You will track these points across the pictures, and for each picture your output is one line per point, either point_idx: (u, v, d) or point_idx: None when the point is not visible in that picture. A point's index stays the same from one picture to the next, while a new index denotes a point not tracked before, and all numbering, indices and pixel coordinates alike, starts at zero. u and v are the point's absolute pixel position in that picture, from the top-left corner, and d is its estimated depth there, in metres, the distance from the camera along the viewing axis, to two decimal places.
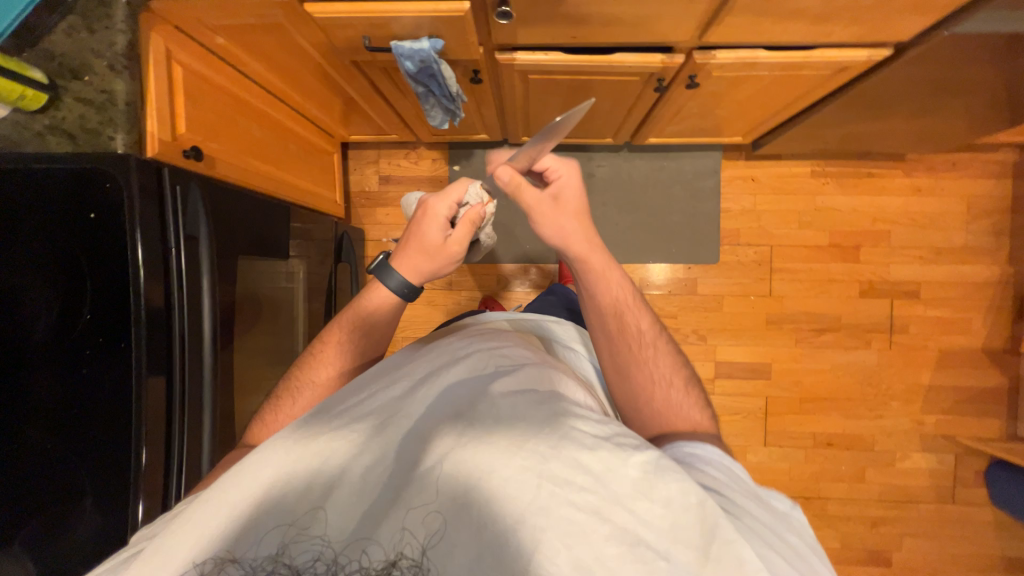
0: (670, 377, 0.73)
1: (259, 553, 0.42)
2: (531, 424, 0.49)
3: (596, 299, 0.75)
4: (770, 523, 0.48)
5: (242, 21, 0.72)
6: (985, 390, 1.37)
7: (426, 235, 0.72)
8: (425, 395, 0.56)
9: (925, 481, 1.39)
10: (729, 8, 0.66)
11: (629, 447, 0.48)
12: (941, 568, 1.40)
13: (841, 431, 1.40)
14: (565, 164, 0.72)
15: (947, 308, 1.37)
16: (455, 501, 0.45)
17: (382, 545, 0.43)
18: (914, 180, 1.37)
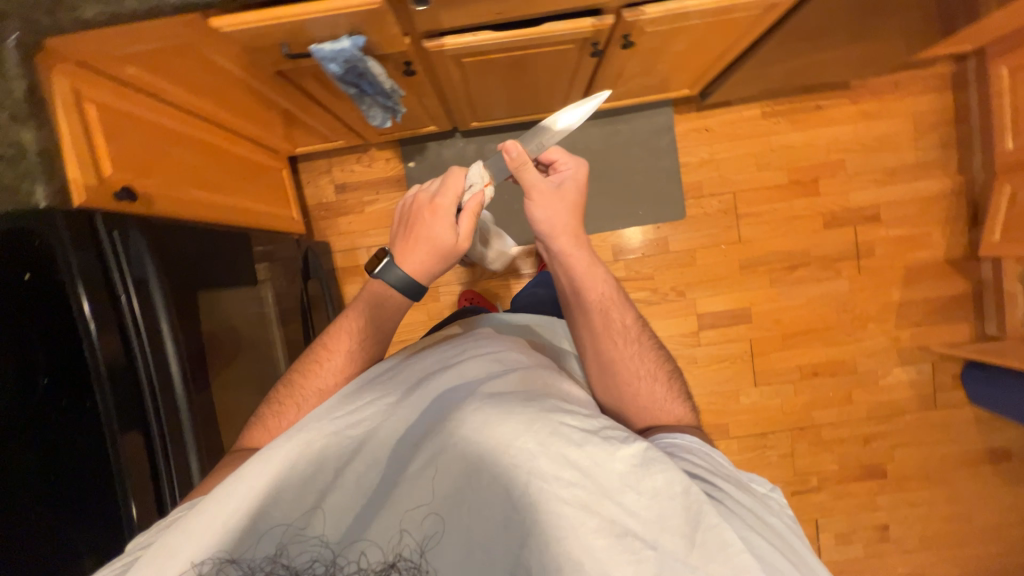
0: (654, 372, 0.86)
1: (262, 553, 0.52)
2: (522, 419, 0.56)
3: (584, 296, 0.85)
4: (753, 508, 0.60)
5: (149, 47, 0.68)
6: (951, 297, 1.43)
7: (435, 235, 0.72)
8: (421, 402, 0.63)
9: (907, 393, 1.46)
10: None
11: (616, 441, 0.57)
12: (933, 470, 1.48)
13: (825, 359, 1.46)
14: (570, 160, 0.83)
15: (907, 225, 1.41)
16: (447, 504, 0.55)
17: (381, 549, 0.53)
18: (860, 106, 1.40)
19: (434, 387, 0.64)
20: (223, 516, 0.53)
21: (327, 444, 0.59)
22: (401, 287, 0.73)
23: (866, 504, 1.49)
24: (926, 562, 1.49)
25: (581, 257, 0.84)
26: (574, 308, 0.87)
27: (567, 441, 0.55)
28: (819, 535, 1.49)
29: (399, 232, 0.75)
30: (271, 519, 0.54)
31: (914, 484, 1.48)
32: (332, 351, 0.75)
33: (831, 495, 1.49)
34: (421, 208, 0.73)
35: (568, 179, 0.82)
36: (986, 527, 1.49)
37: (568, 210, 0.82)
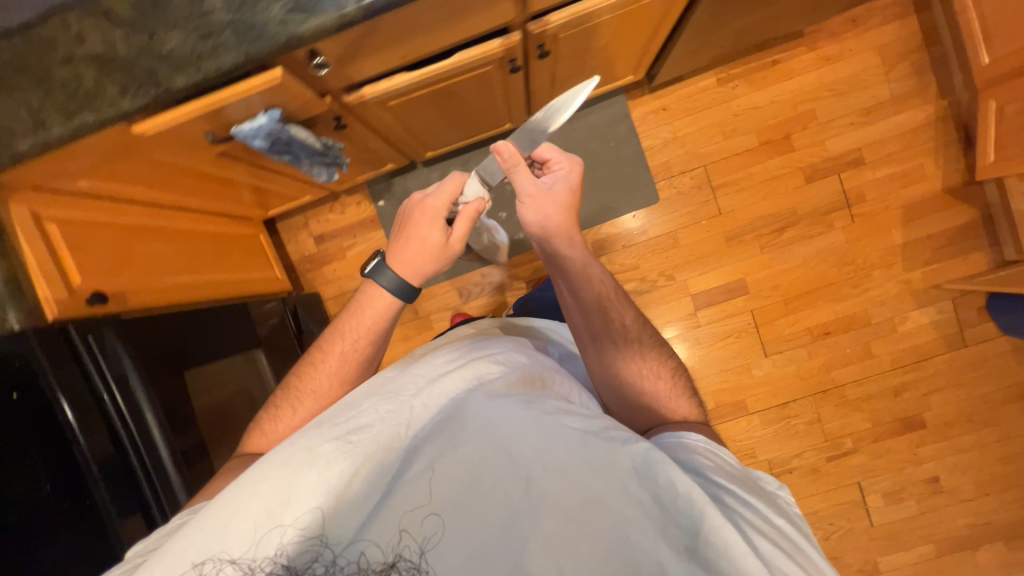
0: (657, 371, 0.84)
1: (257, 554, 0.50)
2: (525, 424, 0.58)
3: (582, 298, 0.84)
4: (763, 505, 0.57)
5: (90, 162, 0.73)
6: (958, 227, 1.35)
7: (427, 237, 0.74)
8: (429, 404, 0.60)
9: (930, 336, 1.38)
10: None
11: (617, 442, 0.57)
12: (977, 411, 1.39)
13: (834, 317, 1.40)
14: (564, 158, 0.78)
15: (895, 163, 1.34)
16: (453, 503, 0.54)
17: (381, 549, 0.52)
18: (820, 52, 1.34)
19: (441, 385, 0.61)
20: (227, 520, 0.51)
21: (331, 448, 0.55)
22: (395, 292, 0.74)
23: (910, 458, 1.41)
24: (989, 510, 1.40)
25: (577, 260, 0.82)
26: (571, 311, 0.86)
27: (569, 443, 0.57)
28: (866, 499, 1.42)
29: (393, 233, 0.77)
30: (265, 518, 0.51)
31: (957, 429, 1.40)
32: (326, 353, 0.77)
33: (870, 455, 1.42)
34: (414, 211, 0.75)
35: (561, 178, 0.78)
36: None
37: (563, 212, 0.79)
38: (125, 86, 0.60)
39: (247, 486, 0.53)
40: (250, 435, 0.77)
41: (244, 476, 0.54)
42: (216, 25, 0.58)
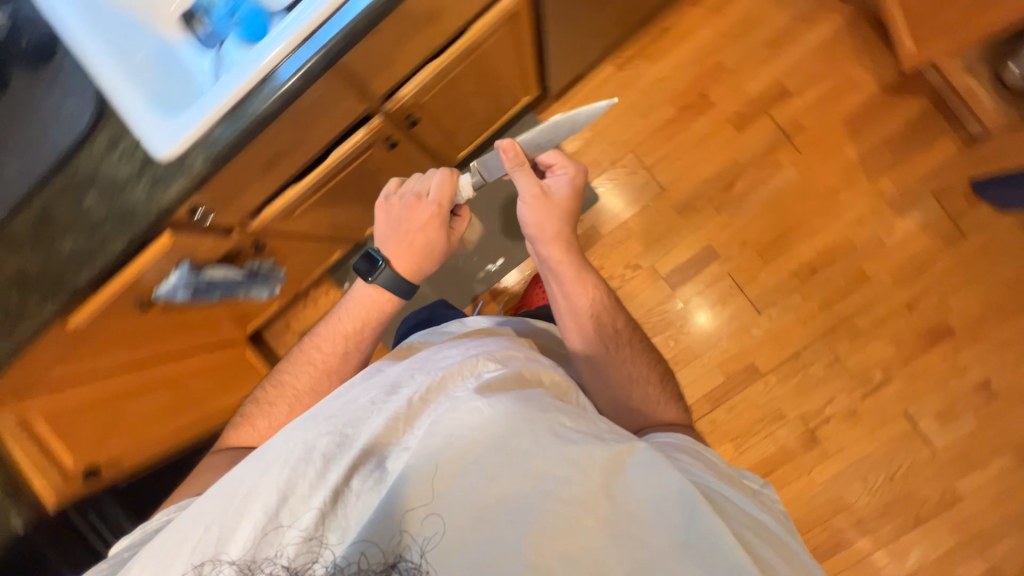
0: (646, 375, 0.83)
1: (255, 550, 0.49)
2: (526, 414, 0.54)
3: (572, 303, 0.83)
4: (744, 498, 0.58)
5: (65, 363, 0.81)
6: (911, 122, 1.29)
7: (430, 241, 0.79)
8: (429, 401, 0.58)
9: (925, 238, 1.30)
10: (356, 74, 0.70)
11: (613, 442, 0.55)
12: (1006, 300, 1.29)
13: (815, 251, 1.34)
14: (568, 164, 0.84)
15: (820, 83, 1.31)
16: (455, 491, 0.49)
17: (380, 548, 0.47)
18: (706, 5, 1.34)
19: (439, 380, 0.60)
20: (234, 525, 0.50)
21: (332, 443, 0.54)
22: (400, 291, 0.80)
23: (951, 370, 1.31)
24: None
25: (569, 266, 0.83)
26: (559, 314, 0.84)
27: (570, 440, 0.53)
28: (918, 426, 1.33)
29: (387, 236, 0.79)
30: (260, 515, 0.50)
31: (991, 323, 1.29)
32: (319, 347, 0.81)
33: (906, 379, 1.32)
34: (410, 215, 0.78)
35: (563, 179, 0.84)
36: None
37: (560, 219, 0.82)
38: (43, 296, 0.67)
39: (248, 485, 0.52)
40: (239, 432, 0.78)
41: (244, 473, 0.54)
42: (96, 221, 0.66)
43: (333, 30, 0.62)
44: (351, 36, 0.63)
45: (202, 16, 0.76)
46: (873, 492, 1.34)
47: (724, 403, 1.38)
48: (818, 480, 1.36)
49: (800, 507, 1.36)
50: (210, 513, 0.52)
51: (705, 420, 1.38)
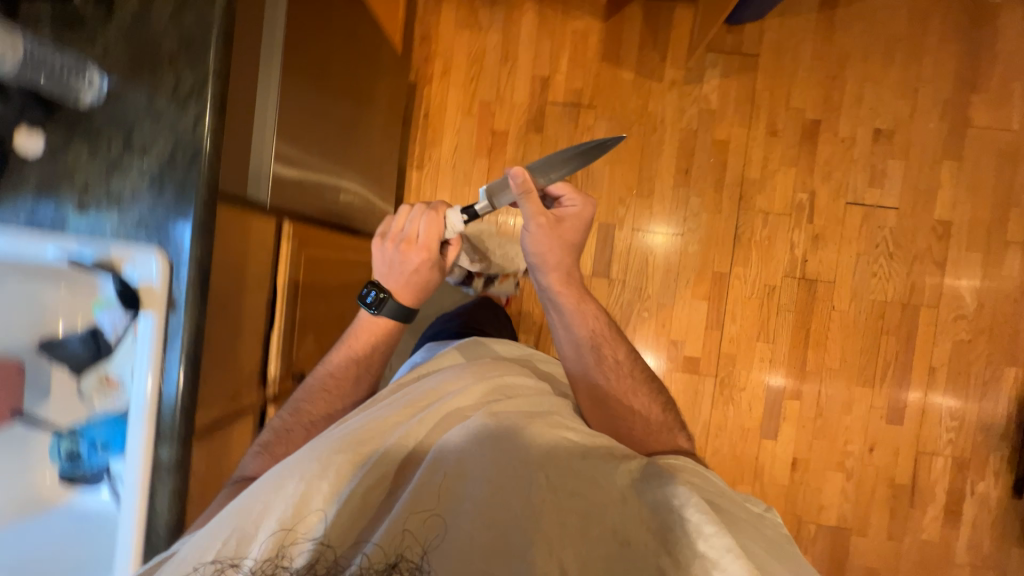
0: (647, 406, 0.82)
1: (265, 551, 0.47)
2: (532, 430, 0.58)
3: (573, 334, 0.82)
4: (749, 518, 0.58)
5: None
6: (644, 20, 1.40)
7: (425, 281, 0.75)
8: (446, 421, 0.61)
9: (733, 82, 1.39)
10: (218, 415, 0.72)
11: (612, 459, 0.58)
12: (829, 66, 1.37)
13: (673, 158, 1.41)
14: (578, 197, 0.78)
15: (561, 50, 1.42)
16: (465, 480, 0.51)
17: (381, 547, 0.46)
18: (435, 74, 1.44)
19: (454, 405, 0.63)
20: (248, 532, 0.48)
21: (348, 449, 0.55)
22: (399, 316, 0.77)
23: (846, 145, 1.37)
24: (931, 93, 1.36)
25: (568, 296, 0.81)
26: (561, 344, 0.83)
27: (572, 453, 0.57)
28: (866, 203, 1.38)
29: (386, 276, 0.75)
30: (275, 522, 0.48)
31: (836, 91, 1.37)
32: (335, 368, 0.78)
33: (823, 181, 1.38)
34: (404, 256, 0.73)
35: (571, 213, 0.77)
36: (909, 20, 1.35)
37: (563, 249, 0.78)
38: None
39: (263, 499, 0.50)
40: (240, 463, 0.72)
41: (259, 486, 0.52)
42: None
43: (167, 420, 0.62)
44: (187, 411, 0.62)
45: (76, 468, 0.75)
46: (890, 277, 1.38)
47: (725, 319, 1.41)
48: (842, 306, 1.39)
49: (857, 339, 1.39)
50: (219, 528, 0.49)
51: (727, 343, 1.42)
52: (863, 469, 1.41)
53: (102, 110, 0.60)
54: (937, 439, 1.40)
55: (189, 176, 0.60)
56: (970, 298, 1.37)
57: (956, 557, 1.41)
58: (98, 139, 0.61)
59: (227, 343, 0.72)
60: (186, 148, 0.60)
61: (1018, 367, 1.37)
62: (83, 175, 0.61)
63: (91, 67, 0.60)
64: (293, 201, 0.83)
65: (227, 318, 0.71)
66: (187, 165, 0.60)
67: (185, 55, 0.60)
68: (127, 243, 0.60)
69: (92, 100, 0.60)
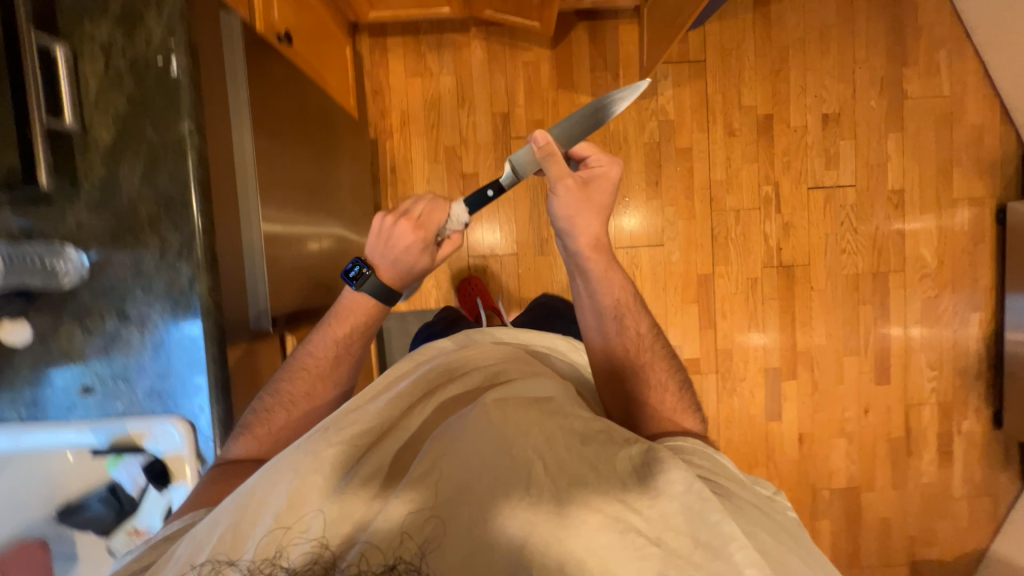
0: (663, 382, 0.73)
1: (259, 552, 0.41)
2: (538, 412, 0.50)
3: (596, 302, 0.73)
4: (759, 503, 0.50)
5: None
6: (591, 41, 1.40)
7: (415, 265, 0.64)
8: (446, 408, 0.53)
9: (685, 90, 1.42)
10: None
11: (620, 442, 0.49)
12: (772, 62, 1.42)
13: (641, 172, 1.44)
14: (606, 161, 0.71)
15: (515, 85, 1.42)
16: (467, 470, 0.44)
17: (379, 550, 0.41)
18: (394, 127, 1.42)
19: (450, 395, 0.55)
20: (238, 534, 0.43)
21: (340, 441, 0.48)
22: (380, 296, 0.65)
23: (799, 134, 1.44)
24: (868, 74, 1.43)
25: (596, 263, 0.71)
26: (581, 313, 0.74)
27: (579, 431, 0.49)
28: (826, 186, 1.45)
29: (375, 250, 0.64)
30: (265, 525, 0.43)
31: (782, 85, 1.43)
32: (316, 355, 0.65)
33: (784, 171, 1.44)
34: (398, 230, 0.62)
35: (597, 180, 0.70)
36: (837, 8, 1.41)
37: (593, 216, 0.69)
38: None
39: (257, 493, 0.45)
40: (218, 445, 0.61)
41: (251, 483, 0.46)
42: None
43: None
44: None
45: None
46: (858, 251, 1.46)
47: (716, 318, 1.47)
48: (820, 285, 1.47)
49: (837, 314, 1.48)
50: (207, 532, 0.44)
51: (721, 340, 1.48)
52: (862, 431, 1.52)
53: (88, 286, 0.58)
54: (922, 390, 1.51)
55: (193, 337, 0.59)
56: (932, 257, 1.47)
57: (954, 492, 1.54)
58: (89, 316, 0.58)
59: None
60: (185, 309, 0.59)
61: (981, 313, 1.49)
62: (78, 359, 0.59)
63: (66, 246, 0.57)
64: (295, 313, 0.82)
65: None
66: (189, 325, 0.59)
67: (165, 218, 0.58)
68: (144, 416, 0.59)
69: (74, 280, 0.58)
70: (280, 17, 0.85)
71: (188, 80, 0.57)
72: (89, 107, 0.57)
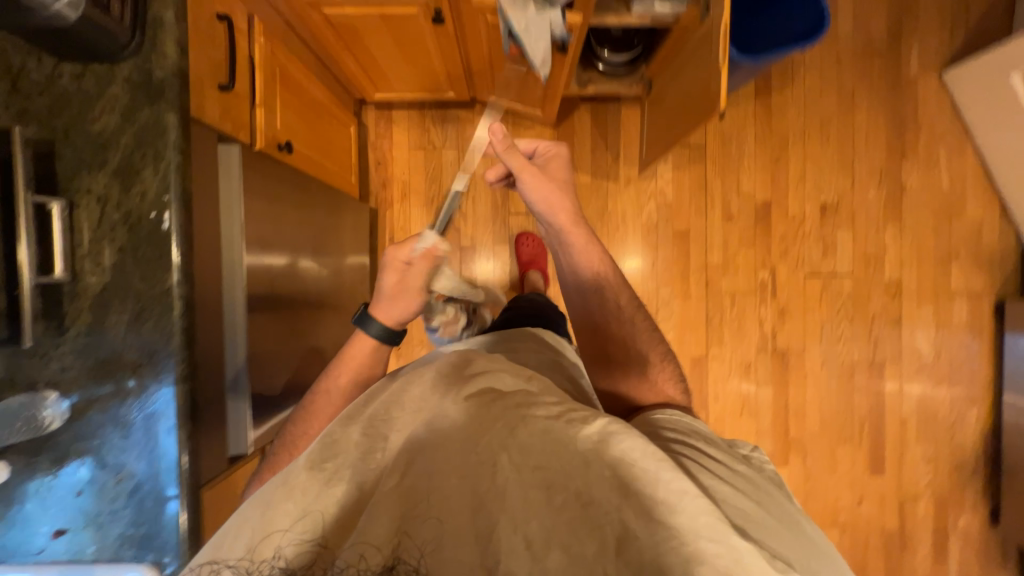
0: (646, 349, 0.69)
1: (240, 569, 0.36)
2: (495, 399, 0.43)
3: (578, 274, 0.70)
4: (736, 462, 0.45)
5: None
6: (593, 123, 1.42)
7: (386, 283, 0.64)
8: (402, 396, 0.46)
9: (684, 174, 1.44)
10: None
11: (579, 419, 0.41)
12: (771, 150, 1.44)
13: (638, 252, 1.45)
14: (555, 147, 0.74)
15: None
16: (436, 465, 0.39)
17: (371, 552, 0.35)
18: (395, 198, 1.44)
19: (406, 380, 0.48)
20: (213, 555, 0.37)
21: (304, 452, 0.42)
22: (383, 337, 0.64)
23: (797, 221, 1.44)
24: (866, 165, 1.44)
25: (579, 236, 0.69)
26: (564, 283, 0.72)
27: (543, 411, 0.42)
28: (823, 273, 1.45)
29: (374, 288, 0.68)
30: (234, 553, 0.36)
31: (781, 172, 1.44)
32: (321, 394, 0.64)
33: (781, 257, 1.45)
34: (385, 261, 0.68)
35: (550, 164, 0.72)
36: (836, 100, 1.43)
37: (562, 192, 0.69)
38: None
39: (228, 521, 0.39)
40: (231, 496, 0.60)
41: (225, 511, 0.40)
42: None
43: None
44: None
45: None
46: (854, 339, 1.45)
47: (708, 400, 1.46)
48: (815, 372, 1.46)
49: (831, 403, 1.46)
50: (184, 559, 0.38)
51: (713, 424, 1.46)
52: (855, 522, 1.48)
53: (68, 433, 0.58)
54: (917, 482, 1.48)
55: (168, 484, 0.59)
56: (928, 348, 1.46)
57: None
58: (65, 461, 0.58)
59: None
60: (162, 456, 0.59)
61: (978, 407, 1.47)
62: (53, 502, 0.58)
63: (47, 392, 0.58)
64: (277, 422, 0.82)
65: None
66: (165, 471, 0.59)
67: (148, 367, 0.59)
68: (113, 562, 0.58)
69: (53, 427, 0.58)
70: (283, 126, 0.88)
71: (179, 233, 0.58)
72: (81, 257, 0.58)
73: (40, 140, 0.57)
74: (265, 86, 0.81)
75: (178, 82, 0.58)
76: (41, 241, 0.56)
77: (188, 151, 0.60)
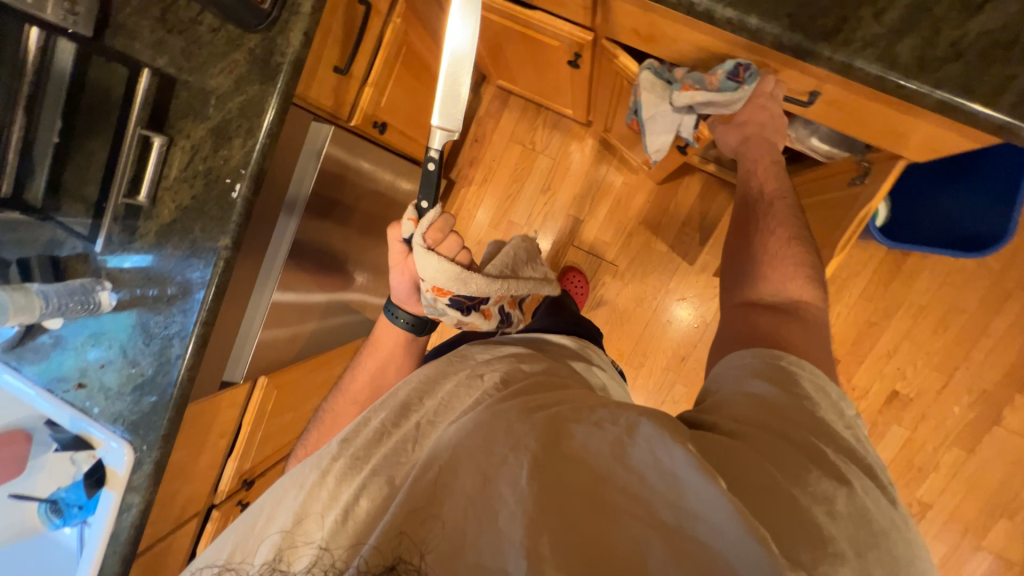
0: (773, 225, 0.65)
1: (268, 555, 0.44)
2: (519, 416, 0.47)
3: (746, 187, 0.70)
4: (826, 430, 0.49)
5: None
6: (699, 196, 1.32)
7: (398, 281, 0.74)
8: (441, 417, 0.54)
9: None
10: (156, 546, 0.83)
11: (591, 440, 0.44)
12: (873, 310, 1.26)
13: (677, 341, 1.37)
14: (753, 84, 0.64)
15: (603, 199, 1.37)
16: (456, 468, 0.43)
17: (374, 542, 0.38)
18: (476, 179, 1.43)
19: (451, 397, 0.56)
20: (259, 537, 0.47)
21: (338, 462, 0.51)
22: (408, 324, 0.77)
23: (856, 393, 1.30)
24: (971, 375, 1.24)
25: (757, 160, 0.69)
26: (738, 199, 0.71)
27: (572, 441, 0.44)
28: None
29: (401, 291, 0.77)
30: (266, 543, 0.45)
31: (870, 338, 1.27)
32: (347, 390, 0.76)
33: None
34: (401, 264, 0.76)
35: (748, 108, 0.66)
36: (980, 295, 1.21)
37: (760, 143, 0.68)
38: None
39: (269, 509, 0.49)
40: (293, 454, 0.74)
41: (273, 496, 0.51)
42: None
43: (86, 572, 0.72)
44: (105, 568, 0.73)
45: None
46: None
47: None
48: None
49: None
50: (241, 532, 0.48)
51: None
52: None
53: (113, 317, 0.69)
54: None
55: (162, 395, 0.69)
56: None
57: None
58: (103, 336, 0.70)
59: (173, 491, 0.82)
60: (167, 372, 0.69)
61: None
62: (83, 360, 0.71)
63: (105, 283, 0.68)
64: (276, 361, 0.92)
65: (176, 477, 0.80)
66: (165, 384, 0.69)
67: (181, 299, 0.67)
68: (105, 427, 0.71)
69: (101, 309, 0.69)
70: (387, 105, 0.89)
71: (242, 206, 0.63)
72: (164, 187, 0.65)
73: (167, 74, 0.62)
74: (382, 68, 0.81)
75: (293, 70, 0.60)
76: (138, 163, 0.63)
77: (277, 135, 0.63)
